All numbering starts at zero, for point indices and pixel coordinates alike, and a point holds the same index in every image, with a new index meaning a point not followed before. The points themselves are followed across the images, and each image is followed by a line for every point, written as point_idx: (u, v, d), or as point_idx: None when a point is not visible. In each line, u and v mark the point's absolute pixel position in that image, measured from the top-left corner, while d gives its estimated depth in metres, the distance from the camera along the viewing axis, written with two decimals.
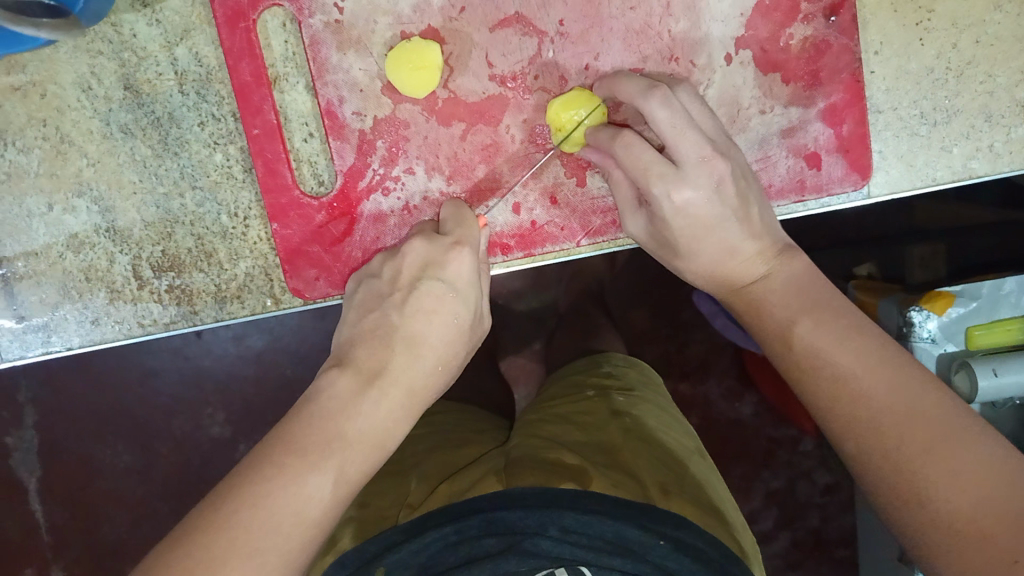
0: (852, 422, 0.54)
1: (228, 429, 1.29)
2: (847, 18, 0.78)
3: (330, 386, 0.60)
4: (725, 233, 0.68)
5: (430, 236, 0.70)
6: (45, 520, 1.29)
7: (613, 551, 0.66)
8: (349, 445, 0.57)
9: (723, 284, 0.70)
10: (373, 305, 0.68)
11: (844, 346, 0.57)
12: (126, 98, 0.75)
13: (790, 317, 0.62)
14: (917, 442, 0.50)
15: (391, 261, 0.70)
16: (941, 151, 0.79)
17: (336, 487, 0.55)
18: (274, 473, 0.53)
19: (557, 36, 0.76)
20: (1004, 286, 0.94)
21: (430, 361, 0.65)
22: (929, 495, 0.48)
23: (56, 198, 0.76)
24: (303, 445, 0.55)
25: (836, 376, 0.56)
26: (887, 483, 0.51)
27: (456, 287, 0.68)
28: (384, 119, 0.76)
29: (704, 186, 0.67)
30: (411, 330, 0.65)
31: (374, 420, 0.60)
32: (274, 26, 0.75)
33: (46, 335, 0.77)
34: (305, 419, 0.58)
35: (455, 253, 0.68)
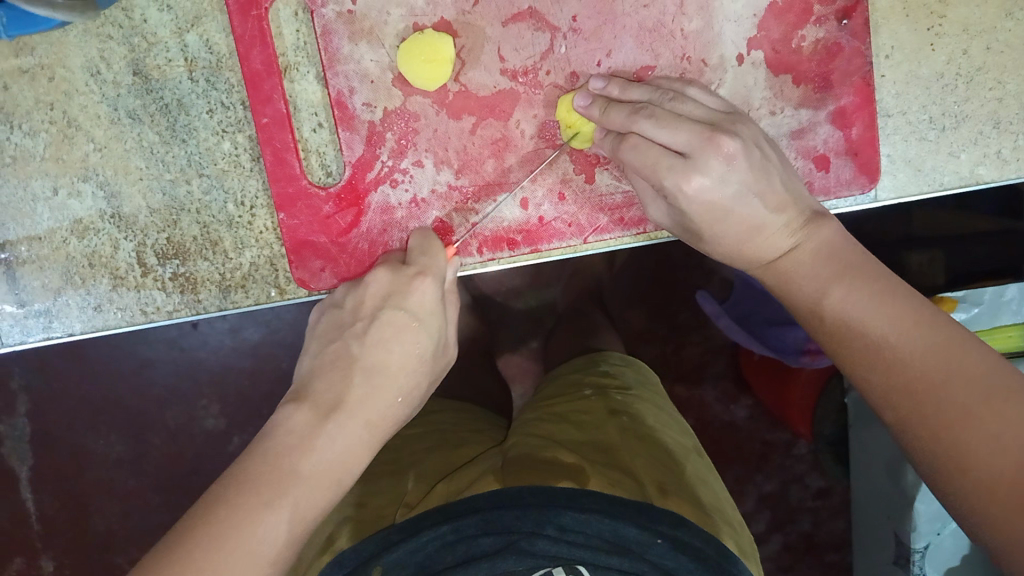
0: (891, 391, 0.56)
1: (222, 421, 1.28)
2: (859, 22, 0.78)
3: (288, 419, 0.61)
4: (747, 214, 0.67)
5: (393, 266, 0.70)
6: (35, 508, 1.28)
7: (611, 550, 0.66)
8: (304, 480, 0.57)
9: (754, 262, 0.70)
10: (333, 336, 0.68)
11: (880, 311, 0.59)
12: (135, 84, 0.74)
13: (821, 287, 0.63)
14: (958, 405, 0.51)
15: (354, 291, 0.70)
16: (949, 156, 0.80)
17: (292, 523, 0.55)
18: (227, 514, 0.53)
19: (570, 32, 0.76)
20: (1004, 293, 0.94)
21: (392, 392, 0.66)
22: (968, 459, 0.49)
23: (62, 182, 0.75)
24: (257, 484, 0.56)
25: (871, 346, 0.58)
26: (920, 441, 0.53)
27: (419, 317, 0.68)
28: (394, 112, 0.76)
29: (716, 173, 0.65)
30: (375, 359, 0.66)
31: (330, 452, 0.60)
32: (286, 15, 0.74)
33: (47, 320, 0.76)
34: (260, 457, 0.58)
35: (418, 283, 0.69)
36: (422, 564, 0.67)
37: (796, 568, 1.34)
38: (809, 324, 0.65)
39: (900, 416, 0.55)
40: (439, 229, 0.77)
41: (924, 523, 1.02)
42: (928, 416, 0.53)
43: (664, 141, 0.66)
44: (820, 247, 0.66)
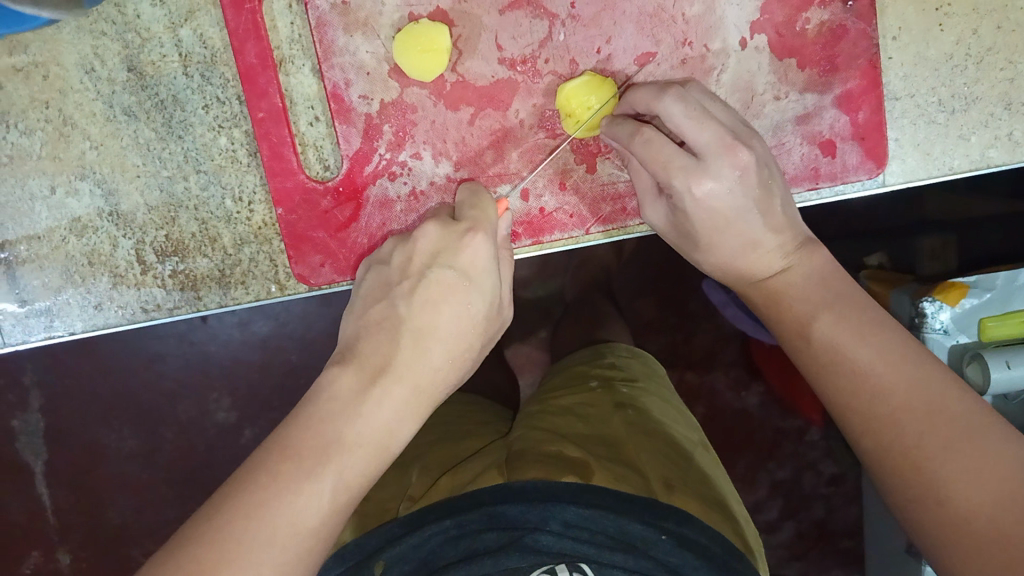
0: (871, 420, 0.54)
1: (233, 414, 1.29)
2: (865, 3, 0.76)
3: (332, 384, 0.58)
4: (746, 229, 0.67)
5: (443, 220, 0.67)
6: (50, 503, 1.29)
7: (615, 547, 0.65)
8: (348, 450, 0.55)
9: (741, 278, 0.69)
10: (377, 296, 0.66)
11: (866, 341, 0.57)
12: (129, 80, 0.74)
13: (810, 312, 0.62)
14: (937, 439, 0.51)
15: (403, 246, 0.68)
16: (958, 139, 0.78)
17: (336, 492, 0.53)
18: (269, 480, 0.52)
19: (569, 19, 0.75)
20: (1017, 278, 0.92)
21: (440, 353, 0.63)
22: (947, 495, 0.49)
23: (59, 180, 0.75)
24: (297, 450, 0.54)
25: (852, 376, 0.56)
26: (904, 484, 0.51)
27: (469, 276, 0.65)
28: (391, 103, 0.75)
29: (725, 179, 0.65)
30: (421, 323, 0.63)
31: (376, 419, 0.57)
32: (279, 7, 0.73)
33: (49, 320, 0.76)
34: (303, 420, 0.56)
35: (469, 239, 0.66)
36: (424, 560, 0.67)
37: (810, 555, 1.33)
38: (792, 348, 0.63)
39: (879, 448, 0.54)
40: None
41: None
42: (906, 449, 0.52)
43: (682, 134, 0.65)
44: (811, 272, 0.65)
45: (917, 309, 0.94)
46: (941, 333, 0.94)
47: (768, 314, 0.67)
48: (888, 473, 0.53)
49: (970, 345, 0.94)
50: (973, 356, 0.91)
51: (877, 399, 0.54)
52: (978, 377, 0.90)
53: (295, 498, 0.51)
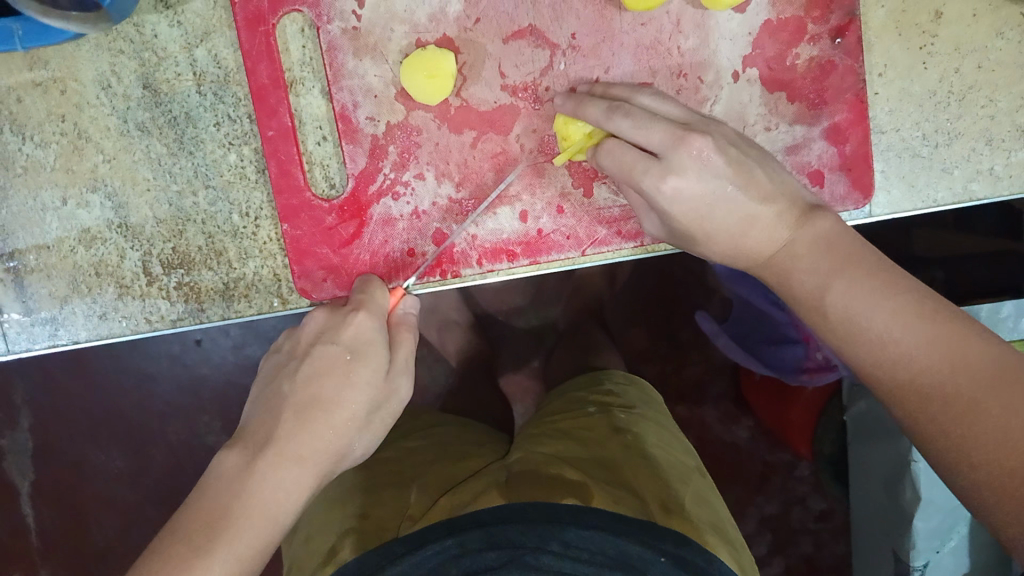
0: (902, 384, 0.57)
1: (224, 437, 1.29)
2: (853, 40, 0.79)
3: (220, 465, 0.62)
4: (731, 219, 0.68)
5: (331, 306, 0.71)
6: (36, 524, 1.29)
7: (613, 568, 0.66)
8: (233, 526, 0.59)
9: (754, 262, 0.69)
10: (276, 374, 0.69)
11: (881, 307, 0.60)
12: (144, 97, 0.76)
13: (820, 280, 0.63)
14: (972, 389, 0.54)
15: (292, 334, 0.71)
16: (941, 172, 0.81)
17: (225, 571, 0.57)
18: (159, 564, 0.56)
19: (569, 49, 0.78)
20: (1000, 310, 0.95)
21: (328, 427, 0.65)
22: (980, 446, 0.52)
23: (71, 192, 0.77)
24: (186, 533, 0.58)
25: (878, 343, 0.59)
26: (937, 442, 0.55)
27: (353, 350, 0.67)
28: (397, 125, 0.78)
29: (689, 173, 0.66)
30: (308, 396, 0.65)
31: (264, 492, 0.61)
32: (292, 31, 0.76)
33: (53, 328, 0.78)
34: (197, 500, 0.60)
35: (352, 317, 0.68)
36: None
37: None
38: (810, 318, 0.65)
39: (914, 408, 0.56)
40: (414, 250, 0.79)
41: (922, 539, 1.03)
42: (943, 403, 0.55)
43: (640, 142, 0.67)
44: (814, 242, 0.65)
45: None
46: None
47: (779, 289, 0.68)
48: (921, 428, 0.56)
49: None
50: None
51: (907, 359, 0.57)
52: None
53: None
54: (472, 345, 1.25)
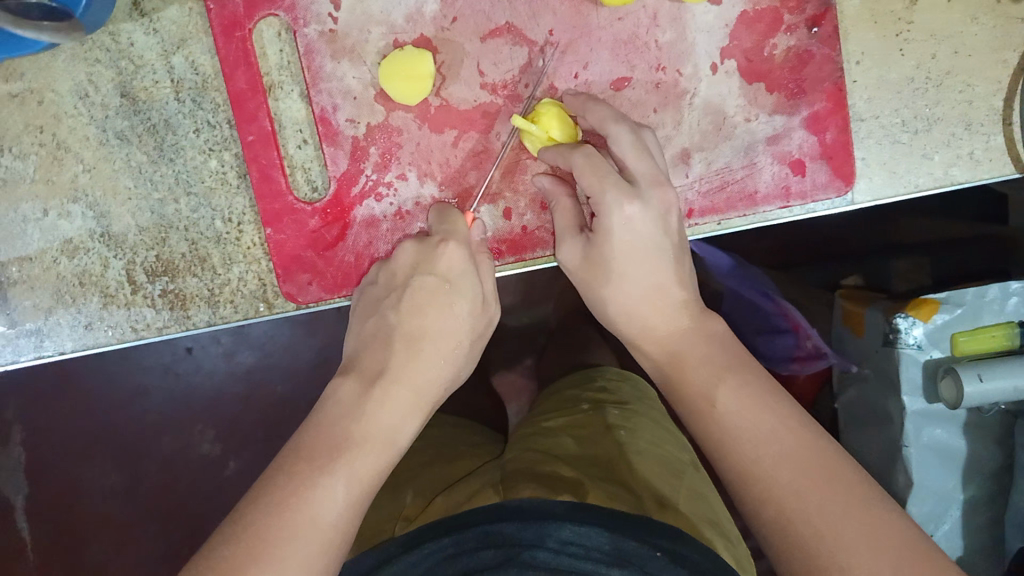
0: (771, 488, 0.55)
1: (218, 446, 1.28)
2: (828, 29, 0.80)
3: (335, 393, 0.66)
4: (659, 271, 0.71)
5: (419, 240, 0.74)
6: (31, 540, 1.28)
7: (612, 563, 0.64)
8: (356, 445, 0.61)
9: (640, 326, 0.72)
10: (369, 311, 0.73)
11: (756, 411, 0.59)
12: (123, 106, 0.76)
13: (714, 376, 0.63)
14: (839, 508, 0.52)
15: (386, 266, 0.75)
16: (922, 158, 0.81)
17: (349, 487, 0.58)
18: (287, 479, 0.57)
19: (547, 46, 0.78)
20: (986, 293, 0.95)
21: (433, 357, 0.70)
22: (849, 564, 0.49)
23: (52, 203, 0.76)
24: (312, 452, 0.60)
25: (755, 446, 0.57)
26: (801, 550, 0.52)
27: (450, 280, 0.72)
28: (377, 126, 0.78)
29: (650, 210, 0.70)
30: (413, 327, 0.70)
31: (379, 420, 0.64)
32: (269, 36, 0.76)
33: (38, 340, 0.77)
34: (316, 426, 0.63)
35: (443, 247, 0.72)
36: None
37: None
38: (690, 418, 0.64)
39: (780, 515, 0.53)
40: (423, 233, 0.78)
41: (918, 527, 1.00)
42: (810, 515, 0.52)
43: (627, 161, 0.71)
44: (711, 336, 0.68)
45: (891, 325, 0.98)
46: (914, 348, 0.97)
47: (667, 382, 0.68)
48: (786, 543, 0.53)
49: (942, 360, 0.97)
50: (945, 370, 0.93)
51: (780, 467, 0.56)
52: (952, 392, 0.92)
53: (311, 495, 0.56)
54: None
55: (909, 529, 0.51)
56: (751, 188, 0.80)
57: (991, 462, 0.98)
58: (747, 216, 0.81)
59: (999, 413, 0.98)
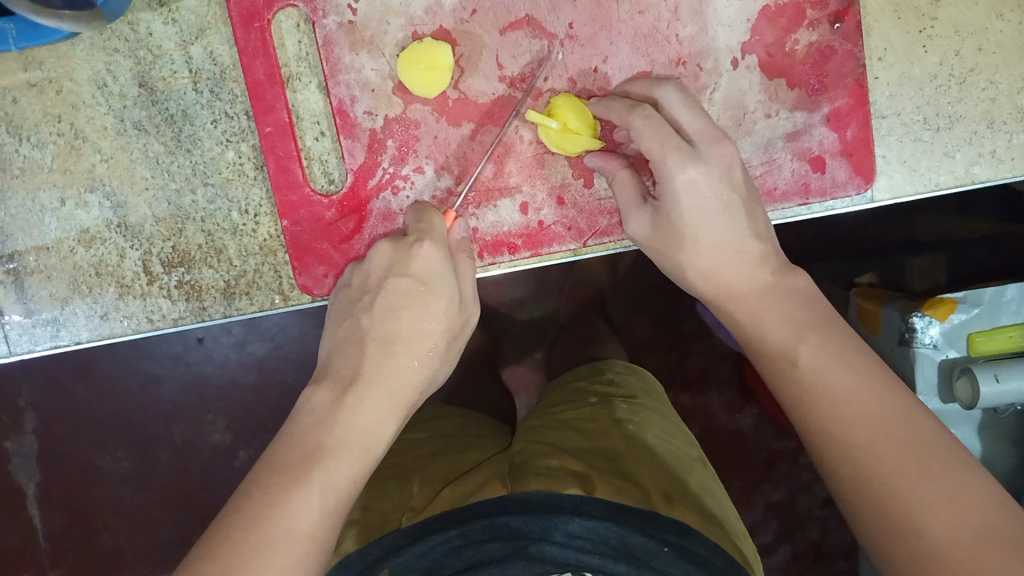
0: (851, 446, 0.55)
1: (228, 435, 1.29)
2: (851, 25, 0.79)
3: (307, 401, 0.64)
4: (731, 231, 0.69)
5: (394, 239, 0.71)
6: (43, 526, 1.28)
7: (617, 557, 0.66)
8: (330, 453, 0.60)
9: (720, 288, 0.70)
10: (345, 314, 0.70)
11: (844, 370, 0.59)
12: (141, 96, 0.76)
13: (794, 334, 0.63)
14: (917, 467, 0.52)
15: (361, 268, 0.72)
16: (943, 156, 0.80)
17: (323, 496, 0.58)
18: (258, 496, 0.57)
19: (567, 39, 0.78)
20: (1004, 293, 0.94)
21: (406, 357, 0.66)
22: (925, 523, 0.49)
23: (69, 193, 0.76)
24: (284, 465, 0.59)
25: (835, 405, 0.57)
26: (873, 514, 0.52)
27: (424, 281, 0.68)
28: (395, 119, 0.77)
29: (713, 170, 0.68)
30: (386, 330, 0.67)
31: (356, 423, 0.62)
32: (288, 26, 0.76)
33: (55, 329, 0.77)
34: (289, 437, 0.61)
35: (418, 248, 0.68)
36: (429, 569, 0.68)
37: None
38: (772, 379, 0.64)
39: (859, 475, 0.53)
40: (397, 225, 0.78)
41: None
42: (886, 475, 0.52)
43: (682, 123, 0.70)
44: (796, 293, 0.67)
45: (907, 324, 0.96)
46: (930, 347, 0.96)
47: (749, 344, 0.67)
48: (863, 505, 0.53)
49: (958, 360, 0.96)
50: (961, 370, 0.93)
51: (863, 425, 0.55)
52: (969, 393, 0.91)
53: (285, 507, 0.56)
54: (475, 339, 1.24)
55: (991, 488, 0.50)
56: (769, 185, 0.80)
57: (1003, 463, 0.99)
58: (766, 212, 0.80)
59: (1013, 414, 0.97)
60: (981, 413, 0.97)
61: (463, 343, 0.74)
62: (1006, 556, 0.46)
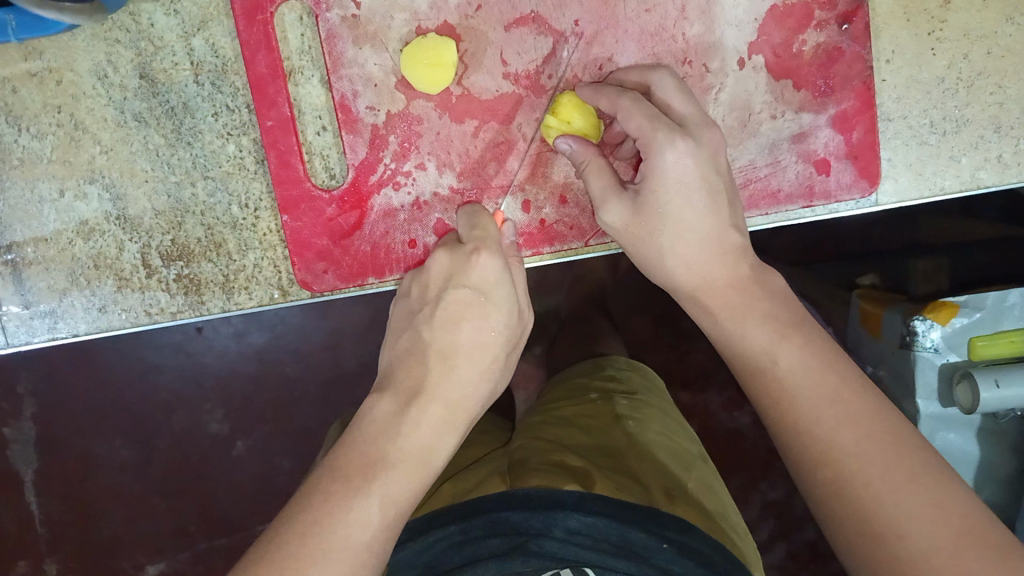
0: (833, 447, 0.55)
1: (227, 425, 1.29)
2: (860, 27, 0.78)
3: (371, 411, 0.63)
4: (713, 217, 0.68)
5: (451, 247, 0.70)
6: (41, 513, 1.28)
7: (618, 554, 0.66)
8: (391, 467, 0.59)
9: (702, 279, 0.68)
10: (404, 326, 0.69)
11: (814, 375, 0.59)
12: (141, 87, 0.75)
13: (777, 332, 0.63)
14: (899, 471, 0.52)
15: (419, 278, 0.71)
16: (949, 160, 0.80)
17: (383, 509, 0.57)
18: (320, 500, 0.56)
19: (572, 36, 0.77)
20: (1008, 298, 0.93)
21: (469, 369, 0.66)
22: (906, 527, 0.50)
23: (68, 184, 0.76)
24: (347, 473, 0.58)
25: (817, 407, 0.58)
26: (850, 521, 0.53)
27: (485, 293, 0.67)
28: (397, 115, 0.77)
29: (702, 150, 0.67)
30: (445, 343, 0.66)
31: (416, 437, 0.61)
32: (291, 19, 0.75)
33: (53, 321, 0.77)
34: (351, 445, 0.60)
35: (476, 258, 0.68)
36: (429, 564, 0.69)
37: None
38: (754, 381, 0.63)
39: (840, 480, 0.54)
40: (441, 232, 0.78)
41: None
42: (869, 480, 0.53)
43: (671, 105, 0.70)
44: (775, 291, 0.67)
45: (908, 327, 0.97)
46: (931, 351, 0.96)
47: (729, 347, 0.66)
48: (841, 513, 0.54)
49: (960, 364, 0.96)
50: (963, 375, 0.92)
51: (846, 428, 0.56)
52: (968, 397, 0.91)
53: (346, 516, 0.55)
54: None
55: (966, 491, 0.52)
56: (774, 187, 0.79)
57: (1003, 468, 0.98)
58: (770, 214, 0.80)
59: (1014, 419, 0.97)
60: (981, 419, 0.97)
61: (519, 351, 0.72)
62: (985, 560, 0.47)
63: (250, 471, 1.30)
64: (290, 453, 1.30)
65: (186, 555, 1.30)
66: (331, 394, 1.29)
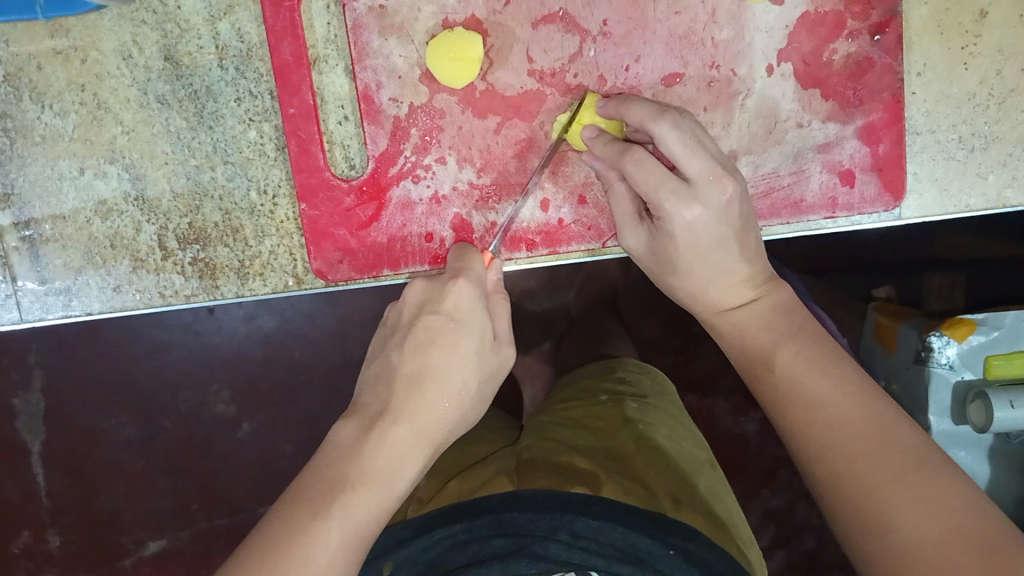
0: (826, 450, 0.55)
1: (233, 407, 1.29)
2: (892, 38, 0.77)
3: (337, 432, 0.61)
4: (726, 262, 0.70)
5: (430, 277, 0.68)
6: (45, 484, 1.28)
7: (622, 559, 0.65)
8: (350, 487, 0.57)
9: (714, 307, 0.72)
10: (376, 351, 0.67)
11: (822, 374, 0.59)
12: (165, 69, 0.75)
13: (775, 342, 0.65)
14: (892, 467, 0.52)
15: (395, 307, 0.69)
16: (976, 177, 0.79)
17: (342, 532, 0.55)
18: (278, 525, 0.55)
19: (600, 36, 0.76)
20: None
21: (440, 395, 0.63)
22: (896, 522, 0.49)
23: (88, 163, 0.76)
24: (307, 495, 0.57)
25: (816, 411, 0.58)
26: (851, 519, 0.52)
27: (454, 319, 0.65)
28: (420, 107, 0.76)
29: (711, 209, 0.68)
30: (416, 368, 0.63)
31: (380, 457, 0.59)
32: (318, 6, 0.74)
33: (68, 299, 0.77)
34: (317, 465, 0.60)
35: (452, 285, 0.66)
36: (431, 563, 0.69)
37: None
38: (758, 387, 0.64)
39: (834, 475, 0.54)
40: (458, 229, 0.78)
41: None
42: (862, 480, 0.52)
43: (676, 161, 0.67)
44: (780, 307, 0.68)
45: (924, 343, 0.95)
46: (947, 368, 0.95)
47: (738, 355, 0.68)
48: (844, 516, 0.53)
49: (974, 382, 0.95)
50: (976, 394, 0.91)
51: (835, 431, 0.56)
52: (980, 417, 0.90)
53: (303, 540, 0.54)
54: None
55: (953, 473, 0.51)
56: (798, 196, 0.78)
57: (1010, 488, 0.97)
58: (791, 224, 0.79)
59: None
60: (992, 438, 0.96)
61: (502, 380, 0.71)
62: (974, 554, 0.45)
63: (253, 453, 1.30)
64: (294, 438, 1.30)
65: (186, 533, 1.30)
66: (337, 380, 1.29)
